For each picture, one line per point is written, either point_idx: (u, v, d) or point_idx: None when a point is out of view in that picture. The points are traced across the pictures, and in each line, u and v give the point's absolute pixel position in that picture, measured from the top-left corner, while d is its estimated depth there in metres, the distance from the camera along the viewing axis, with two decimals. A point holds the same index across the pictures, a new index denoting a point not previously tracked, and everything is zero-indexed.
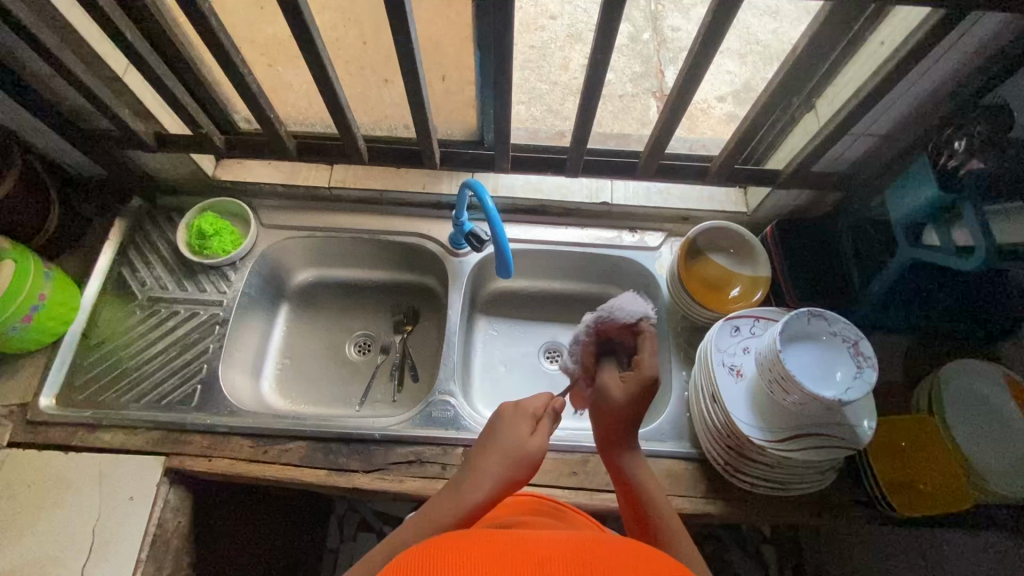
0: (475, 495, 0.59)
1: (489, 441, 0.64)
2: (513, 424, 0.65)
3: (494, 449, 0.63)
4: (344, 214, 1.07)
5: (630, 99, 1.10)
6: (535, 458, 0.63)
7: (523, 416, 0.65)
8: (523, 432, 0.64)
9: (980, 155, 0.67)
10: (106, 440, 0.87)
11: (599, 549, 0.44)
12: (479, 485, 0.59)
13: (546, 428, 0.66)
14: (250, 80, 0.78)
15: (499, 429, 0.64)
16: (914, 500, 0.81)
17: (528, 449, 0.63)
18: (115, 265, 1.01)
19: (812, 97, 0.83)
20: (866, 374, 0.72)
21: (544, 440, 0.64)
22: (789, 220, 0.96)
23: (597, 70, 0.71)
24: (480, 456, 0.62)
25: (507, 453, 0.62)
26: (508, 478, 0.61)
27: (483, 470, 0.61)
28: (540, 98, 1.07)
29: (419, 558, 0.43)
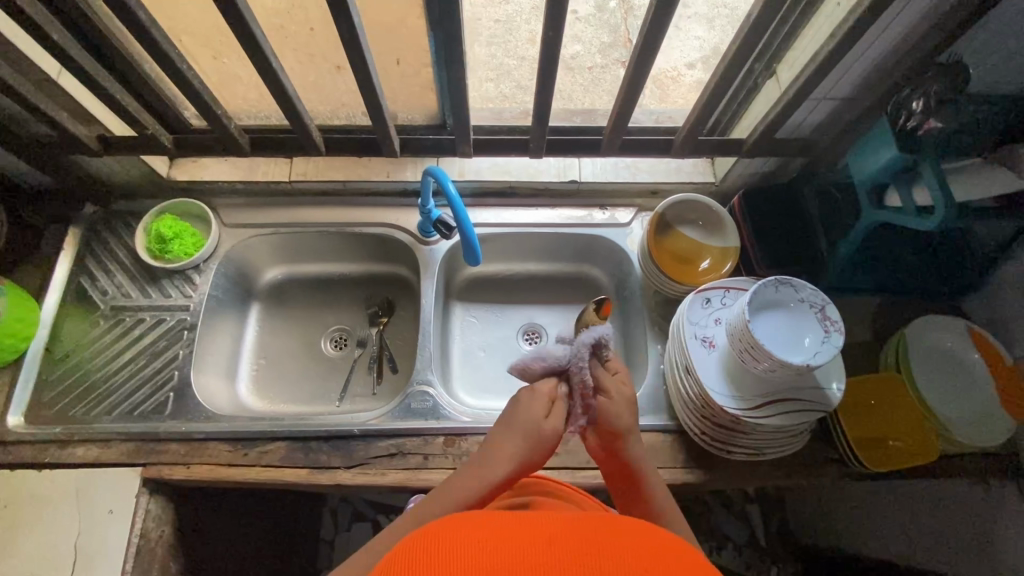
0: (499, 473, 0.62)
1: (511, 419, 0.65)
2: (530, 405, 0.65)
3: (513, 430, 0.64)
4: (309, 208, 1.04)
5: (600, 71, 1.05)
6: (552, 438, 0.64)
7: (539, 398, 0.65)
8: (540, 413, 0.64)
9: (936, 115, 0.67)
10: (80, 455, 0.86)
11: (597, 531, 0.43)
12: (503, 463, 0.62)
13: (563, 409, 0.65)
14: (189, 75, 0.74)
15: (518, 410, 0.65)
16: (885, 456, 0.83)
17: (546, 434, 0.63)
18: (73, 275, 0.97)
19: (773, 63, 0.82)
20: (834, 339, 0.73)
21: (559, 422, 0.64)
22: (754, 189, 0.96)
23: (551, 47, 0.69)
24: (502, 435, 0.64)
25: (528, 433, 0.63)
26: (530, 456, 0.63)
27: (505, 452, 0.63)
28: (510, 74, 1.02)
29: (425, 543, 0.41)
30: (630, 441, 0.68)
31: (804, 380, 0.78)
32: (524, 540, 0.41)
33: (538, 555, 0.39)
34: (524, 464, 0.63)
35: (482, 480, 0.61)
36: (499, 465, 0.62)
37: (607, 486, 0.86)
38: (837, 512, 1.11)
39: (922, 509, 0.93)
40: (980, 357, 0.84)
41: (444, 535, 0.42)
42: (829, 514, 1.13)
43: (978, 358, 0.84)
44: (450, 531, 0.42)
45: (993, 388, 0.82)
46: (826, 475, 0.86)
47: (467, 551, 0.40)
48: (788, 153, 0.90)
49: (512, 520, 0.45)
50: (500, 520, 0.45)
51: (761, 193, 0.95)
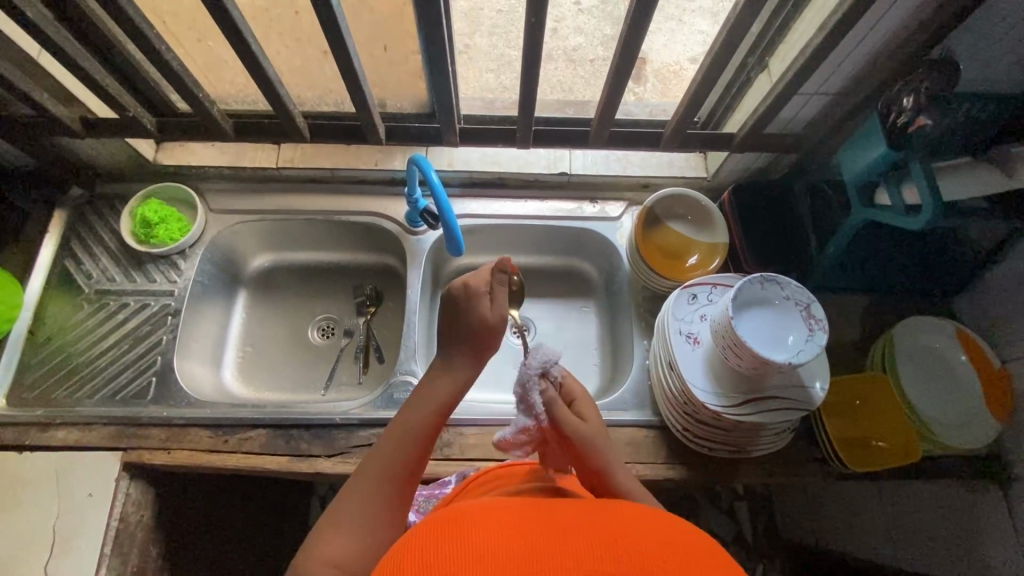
0: (452, 385, 0.67)
1: (455, 318, 0.69)
2: (467, 300, 0.69)
3: (460, 326, 0.69)
4: (297, 195, 1.04)
5: (603, 64, 0.95)
6: (500, 322, 0.69)
7: (474, 292, 0.69)
8: (483, 303, 0.69)
9: (928, 112, 0.65)
10: (60, 438, 0.85)
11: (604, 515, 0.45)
12: (455, 370, 0.68)
13: (501, 298, 0.70)
14: (169, 57, 0.73)
15: (457, 311, 0.69)
16: (868, 456, 0.82)
17: (490, 321, 0.68)
18: (58, 259, 0.97)
19: (764, 56, 0.81)
20: (817, 337, 0.73)
21: (502, 307, 0.70)
22: (745, 185, 0.94)
23: (534, 35, 0.67)
24: (452, 335, 0.69)
25: (471, 331, 0.68)
26: (482, 347, 0.69)
27: (460, 349, 0.68)
28: (511, 66, 0.95)
29: (438, 534, 0.43)
30: (613, 474, 0.65)
31: (787, 379, 0.78)
32: (536, 532, 0.42)
33: (548, 544, 0.40)
34: (477, 356, 0.69)
35: (438, 403, 0.66)
36: (458, 365, 0.68)
37: None
38: (823, 512, 1.10)
39: (906, 511, 0.92)
40: (967, 360, 0.83)
41: (456, 527, 0.43)
42: (815, 513, 1.13)
43: (965, 361, 0.83)
44: (463, 522, 0.44)
45: (979, 390, 0.81)
46: (808, 474, 0.86)
47: (476, 542, 0.41)
48: (778, 149, 0.89)
49: (526, 512, 0.46)
50: (516, 512, 0.46)
51: (753, 189, 0.93)
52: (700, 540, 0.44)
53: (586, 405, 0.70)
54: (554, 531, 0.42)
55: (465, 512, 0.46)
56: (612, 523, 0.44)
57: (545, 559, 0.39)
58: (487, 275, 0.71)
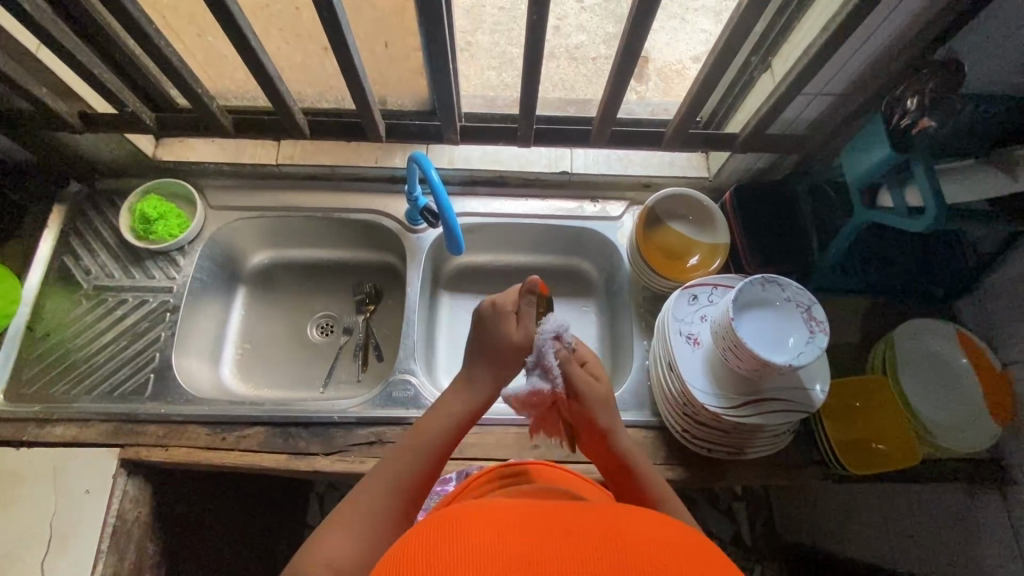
0: (471, 399, 0.70)
1: (482, 338, 0.71)
2: (496, 322, 0.71)
3: (487, 348, 0.70)
4: (296, 192, 1.03)
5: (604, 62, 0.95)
6: (526, 345, 0.69)
7: (504, 314, 0.70)
8: (510, 323, 0.70)
9: (931, 114, 0.65)
10: (57, 435, 0.85)
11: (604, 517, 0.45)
12: (477, 386, 0.70)
13: (530, 318, 0.71)
14: (168, 52, 0.73)
15: (484, 330, 0.71)
16: (867, 458, 0.82)
17: (519, 344, 0.69)
18: (56, 254, 0.97)
19: (768, 56, 0.80)
20: (818, 339, 0.72)
21: (529, 328, 0.70)
22: (748, 185, 0.93)
23: (536, 33, 0.67)
24: (478, 354, 0.71)
25: (497, 352, 0.70)
26: (505, 366, 0.70)
27: (484, 369, 0.70)
28: (512, 64, 0.94)
29: (439, 532, 0.42)
30: (619, 436, 0.70)
31: (787, 380, 0.78)
32: (535, 532, 0.42)
33: (550, 544, 0.40)
34: (501, 377, 0.70)
35: (456, 414, 0.69)
36: (481, 384, 0.70)
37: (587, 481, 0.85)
38: (822, 513, 1.10)
39: (905, 513, 0.92)
40: (967, 361, 0.83)
41: (455, 526, 0.43)
42: (814, 514, 1.12)
43: (965, 362, 0.83)
44: (462, 521, 0.43)
45: (978, 392, 0.81)
46: (807, 476, 0.86)
47: (476, 540, 0.41)
48: (781, 149, 0.88)
49: (526, 512, 0.46)
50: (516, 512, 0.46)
51: (755, 189, 0.93)
52: (698, 540, 0.44)
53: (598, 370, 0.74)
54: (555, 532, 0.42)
55: (464, 512, 0.45)
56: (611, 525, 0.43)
57: (544, 557, 0.39)
58: (515, 296, 0.72)
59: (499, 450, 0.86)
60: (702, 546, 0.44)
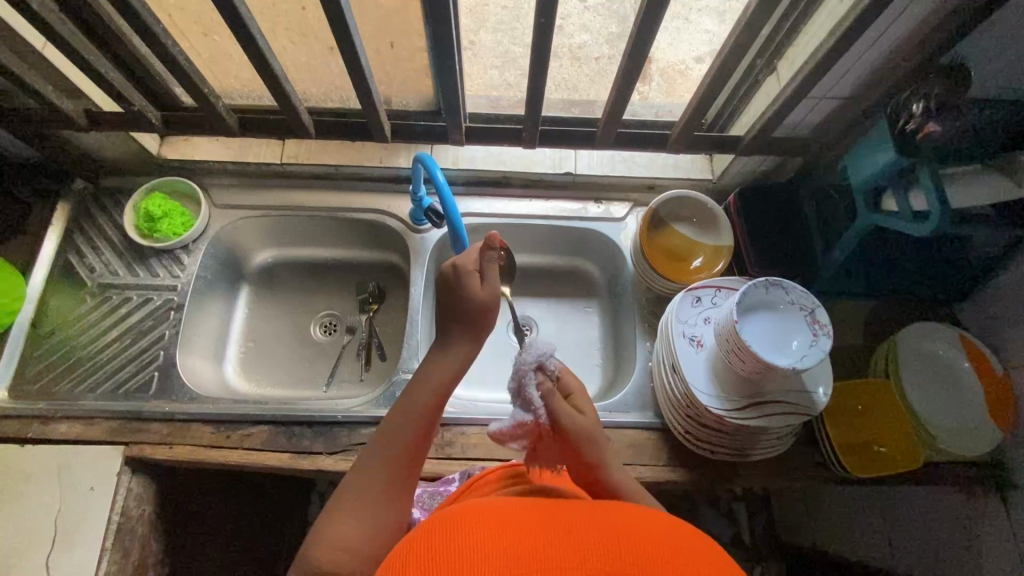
0: (444, 370, 0.66)
1: (448, 298, 0.68)
2: (457, 280, 0.68)
3: (454, 307, 0.68)
4: (300, 191, 1.03)
5: (607, 63, 0.93)
6: (493, 299, 0.68)
7: (466, 271, 0.68)
8: (473, 281, 0.68)
9: (936, 118, 0.66)
10: (63, 432, 0.85)
11: (608, 513, 0.46)
12: (449, 351, 0.67)
13: (493, 276, 0.69)
14: (175, 52, 0.73)
15: (450, 293, 0.68)
16: (868, 462, 0.82)
17: (483, 299, 0.67)
18: (61, 251, 0.97)
19: (773, 59, 0.80)
20: (821, 342, 0.73)
21: (494, 283, 0.68)
22: (751, 188, 0.94)
23: (544, 35, 0.67)
24: (449, 315, 0.68)
25: (466, 311, 0.67)
26: (473, 326, 0.68)
27: (455, 329, 0.67)
28: (517, 63, 0.91)
29: (444, 530, 0.43)
30: (607, 470, 0.67)
31: (789, 383, 0.78)
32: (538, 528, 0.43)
33: (553, 539, 0.41)
34: (472, 334, 0.67)
35: (435, 385, 0.65)
36: (454, 345, 0.67)
37: None
38: (822, 514, 1.11)
39: (905, 515, 0.93)
40: (969, 363, 0.83)
41: (459, 523, 0.44)
42: (813, 515, 1.13)
43: (967, 365, 0.83)
44: (466, 518, 0.44)
45: (980, 395, 0.81)
46: (808, 478, 0.86)
47: (480, 538, 0.42)
48: (786, 152, 0.88)
49: (530, 510, 0.46)
50: (519, 510, 0.46)
51: (758, 192, 0.93)
52: (697, 535, 0.45)
53: (583, 399, 0.70)
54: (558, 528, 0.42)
55: (469, 510, 0.46)
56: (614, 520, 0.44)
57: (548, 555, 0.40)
58: (476, 254, 0.70)
59: (501, 450, 0.87)
60: (703, 543, 0.44)
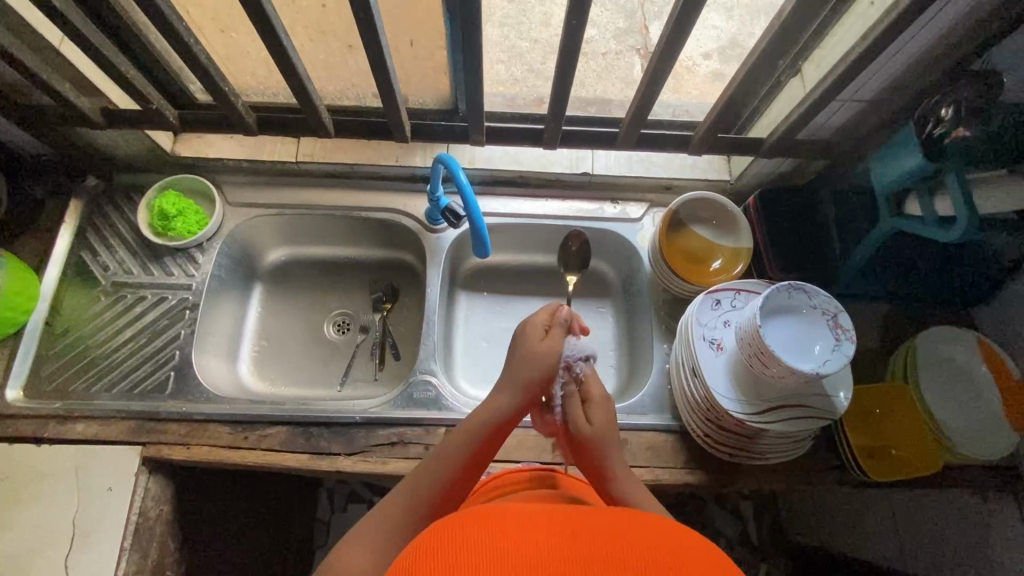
0: (489, 415, 0.68)
1: (516, 353, 0.72)
2: (526, 338, 0.72)
3: (518, 363, 0.71)
4: (315, 189, 1.03)
5: (613, 57, 0.99)
6: (557, 361, 0.71)
7: (533, 329, 0.73)
8: (536, 337, 0.72)
9: (967, 124, 0.64)
10: (78, 431, 0.85)
11: (613, 521, 0.45)
12: (498, 402, 0.69)
13: (558, 334, 0.73)
14: (197, 50, 0.72)
15: (517, 349, 0.72)
16: (887, 466, 0.82)
17: (546, 365, 0.70)
18: (74, 250, 0.96)
19: (798, 61, 0.80)
20: (844, 347, 0.73)
21: (556, 344, 0.71)
22: (771, 190, 0.93)
23: (573, 36, 0.66)
24: (512, 368, 0.71)
25: (525, 369, 0.70)
26: (531, 381, 0.69)
27: (512, 380, 0.69)
28: (523, 57, 0.96)
29: (431, 543, 0.43)
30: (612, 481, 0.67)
31: (812, 387, 0.77)
32: (519, 536, 0.42)
33: (558, 543, 0.41)
34: (525, 394, 0.69)
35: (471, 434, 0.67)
36: (504, 398, 0.69)
37: None
38: (832, 515, 1.11)
39: (919, 518, 0.93)
40: (987, 369, 0.83)
41: (446, 535, 0.44)
42: (824, 516, 1.13)
43: (985, 370, 0.83)
44: (452, 528, 0.44)
45: (998, 400, 0.81)
46: (826, 481, 0.86)
47: (461, 547, 0.42)
48: (807, 154, 0.88)
49: (519, 517, 0.46)
50: (508, 516, 0.46)
51: (777, 194, 0.92)
52: (702, 542, 0.44)
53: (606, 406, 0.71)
54: (563, 533, 0.42)
55: (459, 519, 0.46)
56: (620, 527, 0.44)
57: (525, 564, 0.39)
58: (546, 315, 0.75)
59: (520, 452, 0.87)
60: (694, 554, 0.42)
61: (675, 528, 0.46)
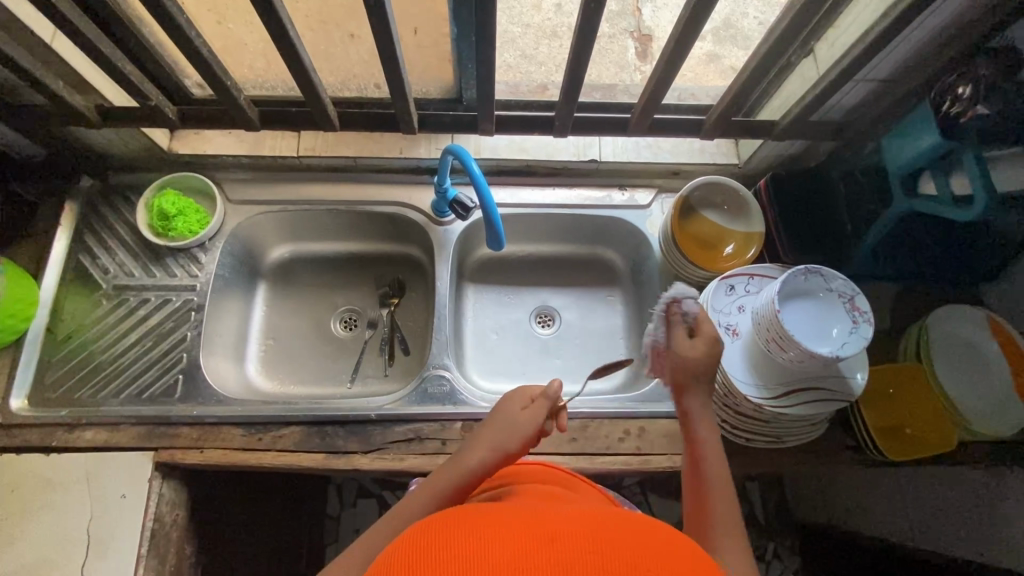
0: (460, 475, 0.61)
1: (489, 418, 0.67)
2: (507, 404, 0.67)
3: (489, 424, 0.66)
4: (317, 183, 1.01)
5: (607, 40, 0.99)
6: (534, 433, 0.66)
7: (518, 396, 0.68)
8: (518, 405, 0.67)
9: (985, 101, 0.64)
10: (89, 439, 0.83)
11: (596, 521, 0.43)
12: (461, 460, 0.63)
13: (541, 405, 0.67)
14: (198, 42, 0.69)
15: (492, 414, 0.67)
16: (903, 445, 0.83)
17: (522, 430, 0.65)
18: (72, 252, 0.94)
19: (810, 42, 0.80)
20: (862, 330, 0.73)
21: (537, 415, 0.66)
22: (782, 173, 0.92)
23: (589, 19, 0.65)
24: (481, 430, 0.65)
25: (494, 433, 0.64)
26: (506, 450, 0.64)
27: (477, 439, 0.64)
28: (513, 43, 0.96)
29: (407, 539, 0.41)
30: (696, 412, 0.67)
31: (829, 369, 0.78)
32: (497, 531, 0.41)
33: (535, 544, 0.39)
34: (493, 457, 0.63)
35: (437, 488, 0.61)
36: (470, 456, 0.63)
37: (626, 472, 0.85)
38: (840, 493, 1.13)
39: (930, 494, 0.94)
40: (995, 346, 0.83)
41: (425, 531, 0.42)
42: (830, 494, 1.14)
43: (993, 347, 0.83)
44: (437, 521, 0.43)
45: (1007, 376, 0.81)
46: (842, 462, 0.87)
47: (444, 537, 0.40)
48: (819, 137, 0.87)
49: (509, 517, 0.44)
50: (496, 515, 0.44)
51: (789, 177, 0.92)
52: (687, 547, 0.42)
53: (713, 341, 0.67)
54: (541, 535, 0.40)
55: (441, 517, 0.44)
56: (601, 528, 0.42)
57: (502, 559, 0.37)
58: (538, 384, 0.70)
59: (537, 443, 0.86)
60: (685, 561, 0.39)
61: (661, 528, 0.44)
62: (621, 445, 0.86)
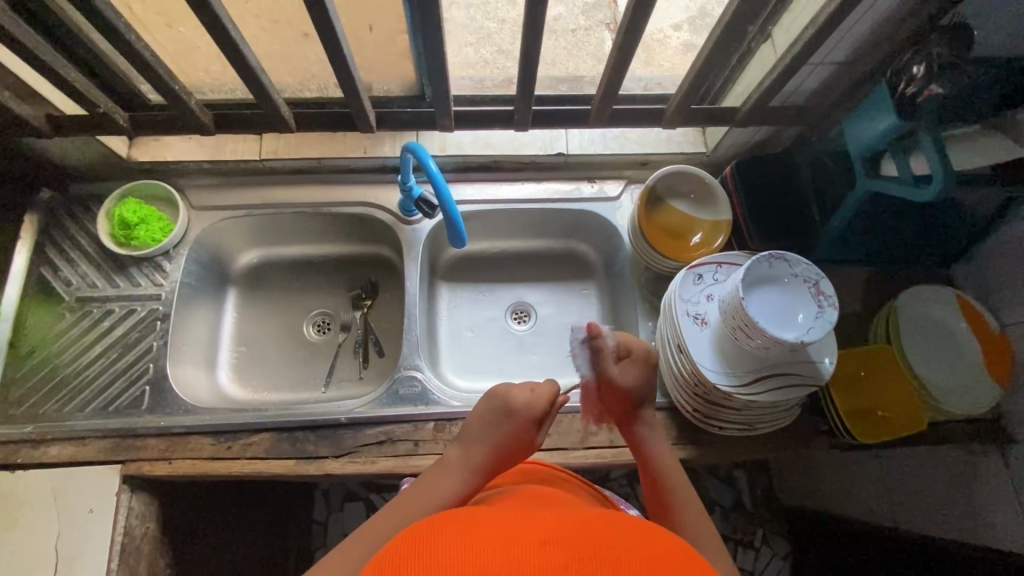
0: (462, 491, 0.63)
1: (496, 428, 0.68)
2: (521, 420, 0.69)
3: (500, 441, 0.67)
4: (282, 186, 0.99)
5: (584, 33, 0.98)
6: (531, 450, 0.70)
7: (531, 411, 0.70)
8: (527, 422, 0.69)
9: (938, 79, 0.64)
10: (55, 454, 0.82)
11: (596, 525, 0.43)
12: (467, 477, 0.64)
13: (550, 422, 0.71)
14: (140, 47, 0.68)
15: (505, 428, 0.68)
16: (873, 427, 0.83)
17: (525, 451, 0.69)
18: (33, 265, 0.92)
19: (767, 27, 0.79)
20: (827, 314, 0.72)
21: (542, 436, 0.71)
22: (747, 160, 0.92)
23: (536, 7, 0.63)
24: (489, 445, 0.67)
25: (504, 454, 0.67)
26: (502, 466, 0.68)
27: (485, 455, 0.66)
28: (490, 38, 0.95)
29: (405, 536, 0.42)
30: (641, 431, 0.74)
31: (798, 354, 0.77)
32: (496, 531, 0.41)
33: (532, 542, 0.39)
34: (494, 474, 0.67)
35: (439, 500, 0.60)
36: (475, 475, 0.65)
37: (601, 465, 0.85)
38: (824, 478, 1.12)
39: (908, 476, 0.94)
40: (968, 327, 0.82)
41: (424, 530, 0.43)
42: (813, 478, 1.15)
43: (966, 327, 0.82)
44: (436, 520, 0.44)
45: (978, 356, 0.81)
46: (815, 447, 0.87)
47: (445, 534, 0.41)
48: (782, 121, 0.87)
49: (508, 519, 0.45)
50: (494, 517, 0.45)
51: (755, 162, 0.91)
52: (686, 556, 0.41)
53: (638, 359, 0.77)
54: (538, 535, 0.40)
55: (440, 517, 0.45)
56: (598, 530, 0.42)
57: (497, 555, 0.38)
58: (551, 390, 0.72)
59: None
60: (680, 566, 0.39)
61: (663, 536, 0.43)
62: (594, 439, 0.86)
